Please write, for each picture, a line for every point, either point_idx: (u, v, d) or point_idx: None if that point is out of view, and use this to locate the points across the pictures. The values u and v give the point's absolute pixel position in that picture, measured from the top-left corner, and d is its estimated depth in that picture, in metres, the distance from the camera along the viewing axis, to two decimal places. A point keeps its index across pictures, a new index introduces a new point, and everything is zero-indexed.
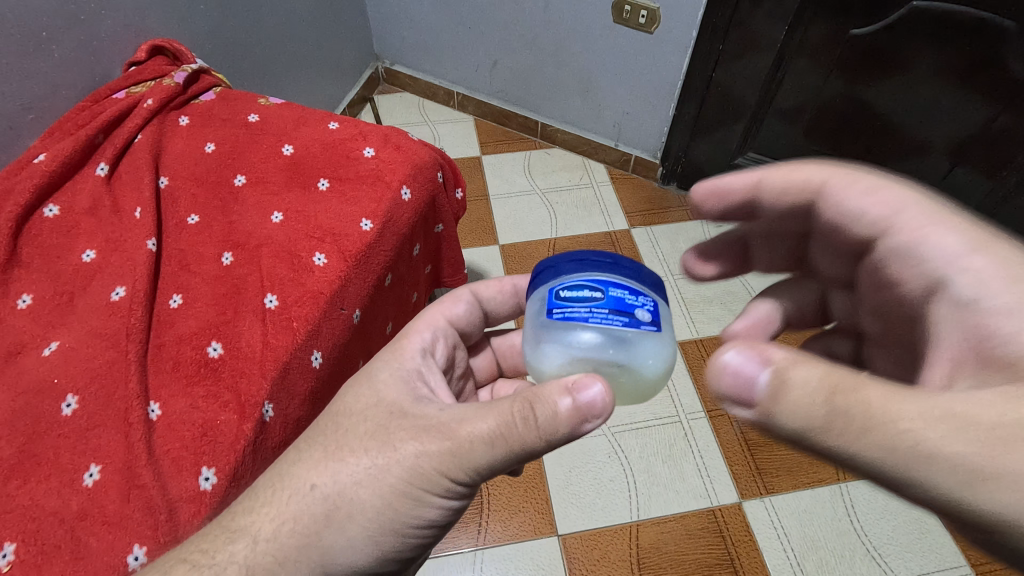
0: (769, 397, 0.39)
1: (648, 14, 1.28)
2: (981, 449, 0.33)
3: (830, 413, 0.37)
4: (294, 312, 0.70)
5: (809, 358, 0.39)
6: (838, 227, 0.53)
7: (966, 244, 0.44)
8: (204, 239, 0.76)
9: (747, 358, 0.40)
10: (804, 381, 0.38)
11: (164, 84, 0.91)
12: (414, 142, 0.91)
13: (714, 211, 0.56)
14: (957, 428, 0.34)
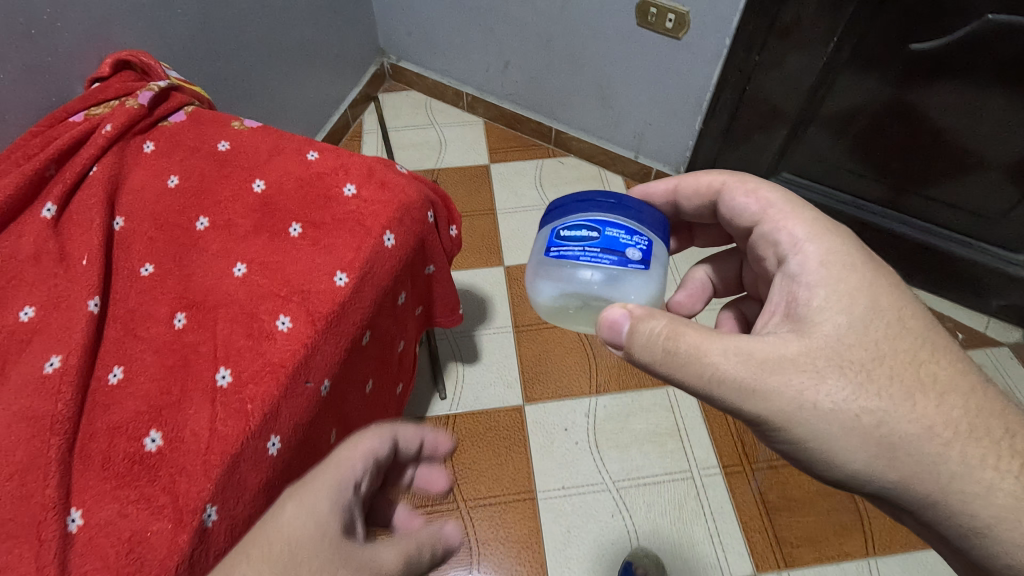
0: (631, 339, 0.53)
1: (675, 19, 1.14)
2: (749, 373, 0.51)
3: (667, 351, 0.52)
4: (248, 392, 0.61)
5: (659, 314, 0.53)
6: (734, 216, 0.66)
7: (801, 236, 0.59)
8: (157, 296, 0.68)
9: (619, 311, 0.54)
10: (655, 331, 0.53)
11: (127, 106, 0.81)
12: (401, 177, 0.80)
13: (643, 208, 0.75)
14: (738, 362, 0.51)
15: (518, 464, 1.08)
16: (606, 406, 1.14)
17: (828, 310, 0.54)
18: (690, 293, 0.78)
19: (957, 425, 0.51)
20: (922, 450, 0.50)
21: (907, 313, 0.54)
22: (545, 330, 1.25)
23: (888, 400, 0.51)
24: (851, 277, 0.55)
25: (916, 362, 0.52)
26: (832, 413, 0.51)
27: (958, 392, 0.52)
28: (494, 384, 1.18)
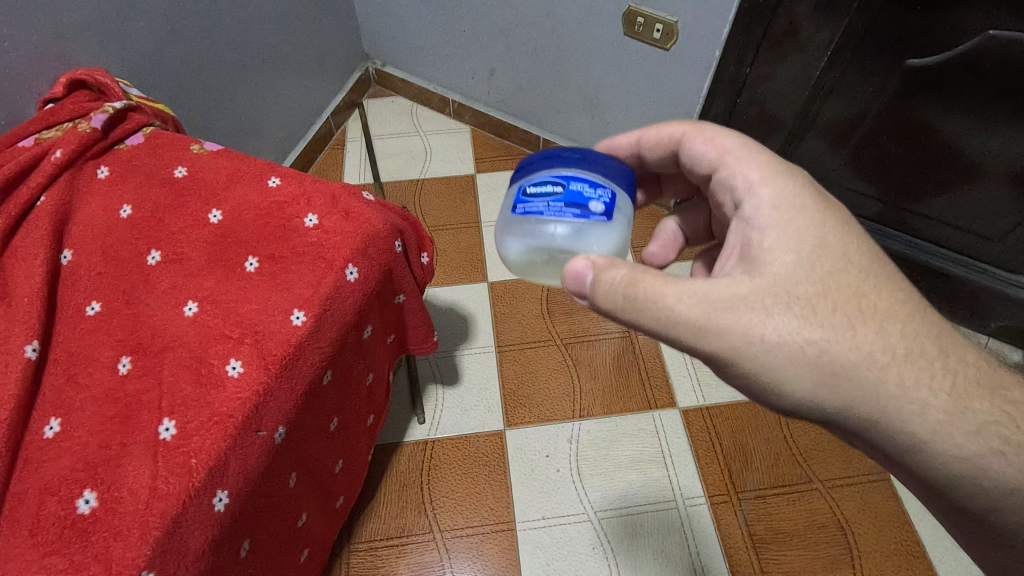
0: (594, 288, 0.54)
1: (663, 29, 1.10)
2: (702, 313, 0.51)
3: (626, 298, 0.53)
4: (193, 445, 0.58)
5: (619, 263, 0.53)
6: (693, 165, 0.64)
7: (755, 179, 0.58)
8: (102, 338, 0.64)
9: (582, 262, 0.54)
10: (615, 280, 0.53)
11: (79, 129, 0.77)
12: (366, 205, 0.76)
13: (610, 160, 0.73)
14: (694, 303, 0.52)
15: (497, 493, 1.05)
16: (589, 431, 1.11)
17: (778, 249, 0.54)
18: (663, 244, 0.77)
19: (894, 348, 0.51)
20: (861, 375, 0.51)
21: (853, 247, 0.54)
22: (529, 350, 1.21)
23: (835, 331, 0.51)
24: (802, 219, 0.55)
25: (858, 294, 0.52)
26: (780, 347, 0.51)
27: (897, 318, 0.52)
28: (474, 408, 1.14)
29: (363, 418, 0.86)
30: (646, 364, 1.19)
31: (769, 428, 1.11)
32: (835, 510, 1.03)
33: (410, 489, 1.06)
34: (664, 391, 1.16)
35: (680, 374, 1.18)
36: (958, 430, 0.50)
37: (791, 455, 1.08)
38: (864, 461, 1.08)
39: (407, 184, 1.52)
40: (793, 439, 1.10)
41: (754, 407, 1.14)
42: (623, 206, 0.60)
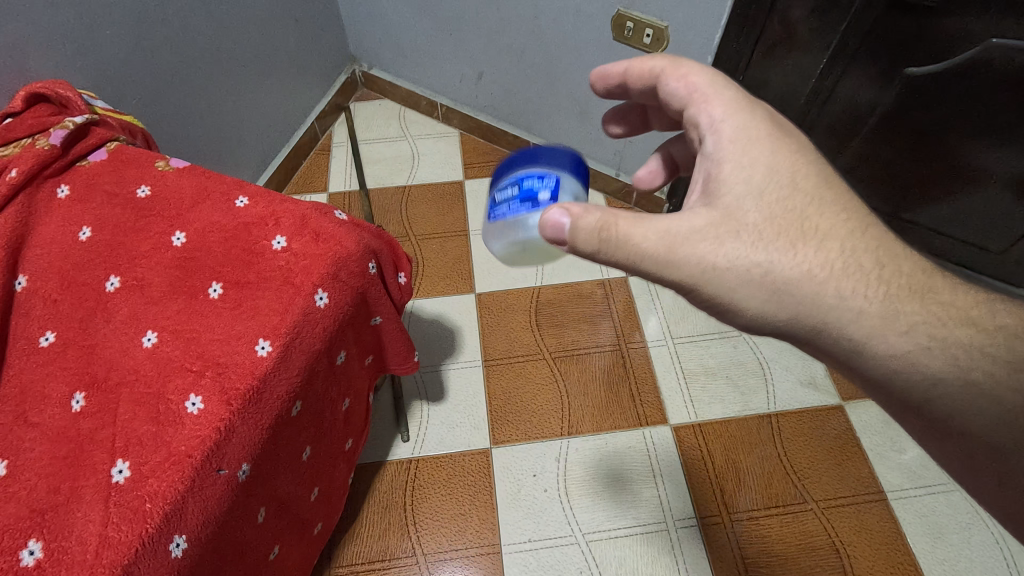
0: (573, 236, 0.53)
1: (654, 33, 1.06)
2: (664, 250, 0.52)
3: (601, 242, 0.52)
4: (149, 488, 0.55)
5: (593, 208, 0.52)
6: (665, 100, 0.61)
7: (717, 114, 0.56)
8: (56, 372, 0.61)
9: (559, 211, 0.53)
10: (592, 226, 0.52)
11: (37, 146, 0.73)
12: (338, 225, 0.72)
13: (602, 92, 0.68)
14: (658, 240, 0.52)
15: (482, 513, 1.03)
16: (579, 449, 1.09)
17: (732, 181, 0.53)
18: (651, 169, 0.75)
19: (832, 264, 0.52)
20: (804, 291, 0.52)
21: (801, 172, 0.54)
22: (517, 364, 1.19)
23: (780, 253, 0.51)
24: (758, 150, 0.54)
25: (802, 216, 0.53)
26: (733, 273, 0.52)
27: (839, 236, 0.53)
28: (460, 425, 1.12)
29: (341, 442, 0.83)
30: (637, 378, 1.17)
31: (763, 445, 1.09)
32: (830, 531, 1.01)
33: (393, 510, 1.03)
34: (655, 408, 1.13)
35: (671, 389, 1.16)
36: (890, 331, 0.52)
37: (786, 474, 1.06)
38: (860, 480, 1.06)
39: (394, 190, 1.49)
40: (787, 455, 1.08)
41: (748, 424, 1.11)
42: (580, 190, 0.62)
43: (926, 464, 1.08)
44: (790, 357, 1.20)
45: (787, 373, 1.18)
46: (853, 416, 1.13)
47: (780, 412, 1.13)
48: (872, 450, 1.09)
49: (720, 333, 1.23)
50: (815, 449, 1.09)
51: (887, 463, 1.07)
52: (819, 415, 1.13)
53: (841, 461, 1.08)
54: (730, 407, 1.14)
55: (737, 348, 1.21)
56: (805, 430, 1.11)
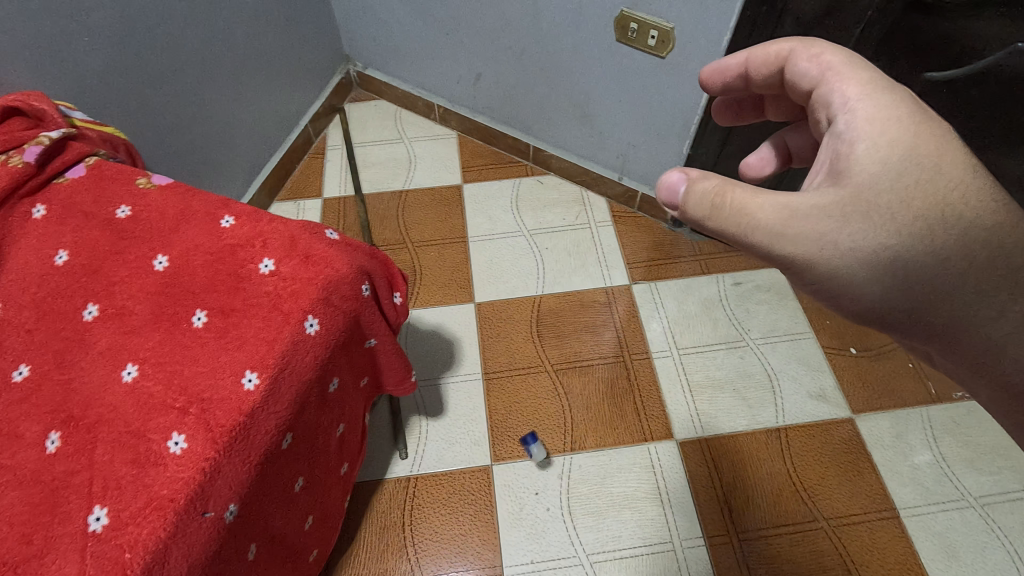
0: (686, 200, 0.54)
1: (659, 35, 1.04)
2: (779, 221, 0.49)
3: (714, 208, 0.52)
4: (128, 537, 0.51)
5: (713, 174, 0.53)
6: (792, 83, 0.56)
7: (851, 93, 0.51)
8: (30, 410, 0.58)
9: (680, 173, 0.54)
10: (706, 190, 0.52)
11: (10, 164, 0.69)
12: (329, 247, 0.68)
13: (717, 87, 0.64)
14: (773, 210, 0.50)
15: (483, 533, 1.00)
16: (581, 466, 1.07)
17: (866, 163, 0.49)
18: (761, 156, 0.70)
19: (972, 255, 0.47)
20: (926, 274, 0.48)
21: (948, 156, 0.48)
22: (518, 377, 1.17)
23: (911, 237, 0.48)
24: (899, 133, 0.48)
25: (943, 202, 0.47)
26: (854, 255, 0.49)
27: (988, 224, 0.47)
28: (459, 442, 1.10)
29: (335, 468, 0.80)
30: (641, 390, 1.16)
31: (771, 460, 1.09)
32: (840, 548, 1.00)
33: (391, 531, 1.00)
34: (660, 422, 1.12)
35: (677, 402, 1.15)
36: None
37: (795, 489, 1.06)
38: (870, 496, 1.05)
39: (390, 195, 1.45)
40: (795, 470, 1.08)
41: (756, 438, 1.11)
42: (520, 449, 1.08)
43: (937, 480, 1.07)
44: (799, 368, 1.20)
45: (797, 385, 1.17)
46: (864, 428, 1.13)
47: (789, 425, 1.13)
48: (882, 464, 1.08)
49: (727, 344, 1.23)
50: (822, 465, 1.08)
51: (899, 477, 1.07)
52: (826, 426, 1.13)
53: (850, 476, 1.07)
54: (739, 420, 1.13)
55: (744, 359, 1.21)
56: (814, 445, 1.10)
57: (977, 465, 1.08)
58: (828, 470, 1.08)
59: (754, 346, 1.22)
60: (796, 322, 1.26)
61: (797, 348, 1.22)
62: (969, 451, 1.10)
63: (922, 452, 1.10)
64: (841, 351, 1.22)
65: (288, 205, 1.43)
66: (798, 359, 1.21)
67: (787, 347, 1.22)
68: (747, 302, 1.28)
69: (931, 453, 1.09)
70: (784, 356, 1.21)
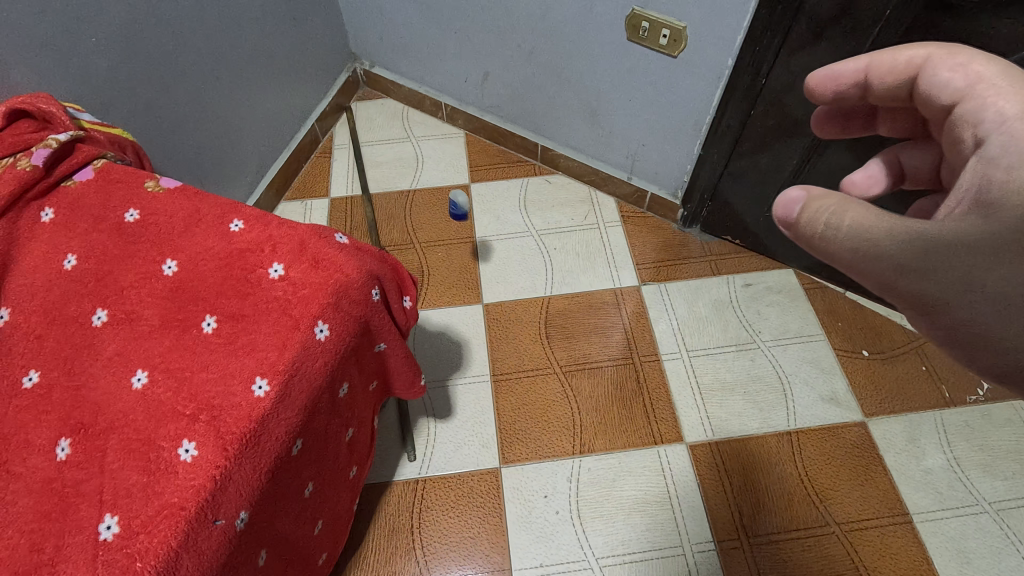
0: (797, 216, 0.50)
1: (670, 34, 1.03)
2: (909, 250, 0.45)
3: (829, 227, 0.48)
4: (138, 546, 0.51)
5: (833, 192, 0.49)
6: (929, 97, 0.52)
7: (1008, 112, 0.45)
8: (40, 416, 0.57)
9: (797, 190, 0.51)
10: (823, 207, 0.49)
11: (18, 168, 0.69)
12: (338, 251, 0.68)
13: (828, 96, 0.60)
14: (904, 239, 0.45)
15: (491, 536, 1.00)
16: (590, 469, 1.07)
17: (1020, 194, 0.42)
18: (869, 174, 0.65)
19: None
20: None
21: None
22: (527, 378, 1.16)
23: None
24: None
25: None
26: (999, 300, 0.43)
27: None
28: (467, 444, 1.09)
29: (345, 473, 0.79)
30: (650, 392, 1.15)
31: (783, 464, 1.08)
32: (852, 553, 0.99)
33: (400, 534, 1.00)
34: (670, 425, 1.11)
35: (687, 405, 1.14)
36: None
37: (806, 493, 1.05)
38: (883, 501, 1.04)
39: (398, 195, 1.45)
40: (807, 473, 1.07)
41: (767, 441, 1.10)
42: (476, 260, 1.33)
43: (952, 484, 1.06)
44: (810, 371, 1.18)
45: (808, 388, 1.16)
46: (876, 431, 1.12)
47: (800, 429, 1.12)
48: (895, 468, 1.07)
49: (737, 346, 1.21)
50: (833, 469, 1.07)
51: (912, 482, 1.06)
52: (837, 428, 1.12)
53: (862, 480, 1.06)
54: (749, 422, 1.12)
55: (754, 361, 1.20)
56: (826, 449, 1.09)
57: (993, 470, 1.07)
58: (839, 474, 1.07)
59: (765, 348, 1.21)
60: (808, 324, 1.24)
61: (809, 351, 1.21)
62: (983, 456, 1.08)
63: (935, 455, 1.09)
64: (854, 353, 1.21)
65: (295, 204, 1.43)
66: (810, 362, 1.20)
67: (799, 349, 1.21)
68: (758, 304, 1.27)
69: (945, 457, 1.08)
70: (796, 358, 1.20)
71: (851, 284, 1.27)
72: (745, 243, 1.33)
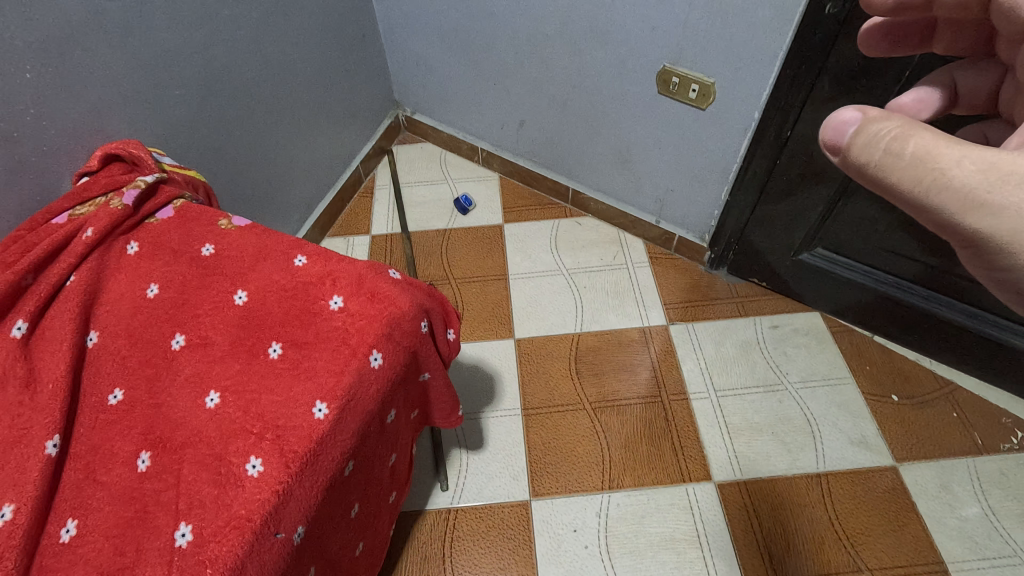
0: (850, 140, 0.44)
1: (699, 88, 1.10)
2: (987, 183, 0.40)
3: (886, 154, 0.42)
4: (210, 553, 0.55)
5: (893, 113, 0.43)
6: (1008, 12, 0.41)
7: None
8: (124, 431, 0.63)
9: (851, 109, 0.44)
10: (882, 130, 0.43)
11: (111, 206, 0.77)
12: (393, 285, 0.73)
13: (888, 7, 0.48)
14: (979, 171, 0.40)
15: (521, 568, 1.01)
16: (619, 504, 1.08)
17: None
18: (918, 96, 0.56)
19: None
20: None
21: None
22: (557, 413, 1.20)
23: None
24: None
25: None
26: None
27: None
28: (499, 476, 1.12)
29: (385, 498, 0.82)
30: (678, 430, 1.17)
31: (812, 506, 1.08)
32: None
33: (432, 562, 1.02)
34: (698, 463, 1.13)
35: (714, 443, 1.15)
36: None
37: (837, 538, 1.04)
38: (916, 548, 1.03)
39: (434, 233, 1.52)
40: (838, 517, 1.07)
41: (797, 482, 1.11)
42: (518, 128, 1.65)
43: (987, 534, 1.04)
44: (839, 415, 1.19)
45: (837, 431, 1.17)
46: (908, 477, 1.11)
47: (830, 472, 1.12)
48: (929, 516, 1.07)
49: (765, 387, 1.23)
50: (863, 513, 1.07)
51: (945, 530, 1.05)
52: (869, 472, 1.12)
53: (894, 526, 1.06)
54: (778, 463, 1.13)
55: (782, 403, 1.21)
56: (856, 492, 1.09)
57: None
58: (869, 518, 1.07)
59: (793, 389, 1.23)
60: (836, 367, 1.26)
61: (838, 393, 1.22)
62: (1020, 505, 1.07)
63: (970, 503, 1.08)
64: (883, 397, 1.21)
65: (338, 240, 1.51)
66: (839, 405, 1.20)
67: (827, 392, 1.22)
68: (785, 345, 1.29)
69: (979, 505, 1.07)
70: (824, 401, 1.21)
71: (879, 328, 1.29)
72: (772, 286, 1.36)
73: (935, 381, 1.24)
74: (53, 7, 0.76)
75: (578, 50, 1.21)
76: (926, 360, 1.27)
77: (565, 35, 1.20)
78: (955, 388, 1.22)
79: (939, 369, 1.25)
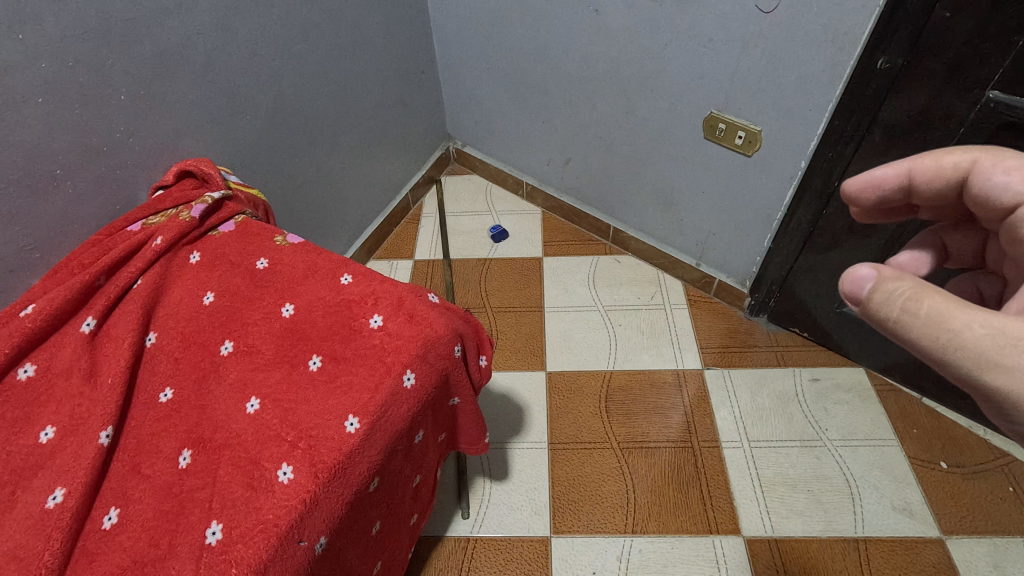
0: (868, 295, 0.48)
1: (745, 136, 1.11)
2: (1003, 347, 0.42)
3: (903, 312, 0.46)
4: (235, 554, 0.57)
5: (908, 275, 0.47)
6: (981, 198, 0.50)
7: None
8: (169, 430, 0.67)
9: (868, 268, 0.49)
10: (897, 290, 0.47)
11: (180, 218, 0.83)
12: (431, 309, 0.76)
13: (870, 202, 0.57)
14: (992, 334, 0.43)
15: None
16: (642, 551, 1.05)
17: None
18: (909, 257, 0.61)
19: None
20: None
21: None
22: (584, 451, 1.18)
23: None
24: None
25: None
26: None
27: None
28: (520, 509, 1.11)
29: (405, 519, 0.83)
30: (709, 478, 1.14)
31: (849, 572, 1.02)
32: None
33: None
34: (728, 515, 1.09)
35: (746, 497, 1.12)
36: None
37: None
38: None
39: (474, 262, 1.55)
40: None
41: (833, 546, 1.05)
42: None
43: None
44: (881, 477, 1.14)
45: (878, 494, 1.11)
46: (957, 552, 1.04)
47: (869, 537, 1.06)
48: None
49: (803, 443, 1.19)
50: None
51: None
52: (913, 542, 1.05)
53: None
54: (812, 523, 1.08)
55: (820, 460, 1.16)
56: (899, 563, 1.03)
57: None
58: None
59: (831, 447, 1.18)
60: (880, 428, 1.20)
61: (881, 455, 1.17)
62: None
63: None
64: (931, 464, 1.15)
65: (382, 263, 1.56)
66: (881, 467, 1.15)
67: (868, 452, 1.17)
68: (826, 401, 1.25)
69: None
70: (866, 462, 1.16)
71: (929, 390, 1.23)
72: (814, 338, 1.33)
73: (991, 452, 1.16)
74: (150, 38, 0.85)
75: (627, 94, 1.24)
76: (980, 428, 1.19)
77: (615, 78, 1.24)
78: (1011, 461, 1.15)
79: (995, 438, 1.18)
